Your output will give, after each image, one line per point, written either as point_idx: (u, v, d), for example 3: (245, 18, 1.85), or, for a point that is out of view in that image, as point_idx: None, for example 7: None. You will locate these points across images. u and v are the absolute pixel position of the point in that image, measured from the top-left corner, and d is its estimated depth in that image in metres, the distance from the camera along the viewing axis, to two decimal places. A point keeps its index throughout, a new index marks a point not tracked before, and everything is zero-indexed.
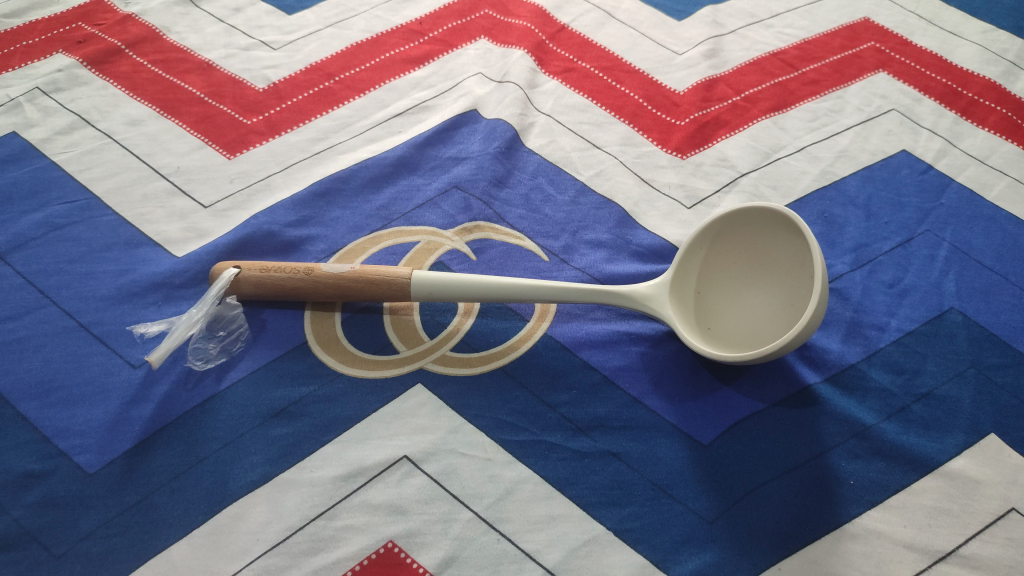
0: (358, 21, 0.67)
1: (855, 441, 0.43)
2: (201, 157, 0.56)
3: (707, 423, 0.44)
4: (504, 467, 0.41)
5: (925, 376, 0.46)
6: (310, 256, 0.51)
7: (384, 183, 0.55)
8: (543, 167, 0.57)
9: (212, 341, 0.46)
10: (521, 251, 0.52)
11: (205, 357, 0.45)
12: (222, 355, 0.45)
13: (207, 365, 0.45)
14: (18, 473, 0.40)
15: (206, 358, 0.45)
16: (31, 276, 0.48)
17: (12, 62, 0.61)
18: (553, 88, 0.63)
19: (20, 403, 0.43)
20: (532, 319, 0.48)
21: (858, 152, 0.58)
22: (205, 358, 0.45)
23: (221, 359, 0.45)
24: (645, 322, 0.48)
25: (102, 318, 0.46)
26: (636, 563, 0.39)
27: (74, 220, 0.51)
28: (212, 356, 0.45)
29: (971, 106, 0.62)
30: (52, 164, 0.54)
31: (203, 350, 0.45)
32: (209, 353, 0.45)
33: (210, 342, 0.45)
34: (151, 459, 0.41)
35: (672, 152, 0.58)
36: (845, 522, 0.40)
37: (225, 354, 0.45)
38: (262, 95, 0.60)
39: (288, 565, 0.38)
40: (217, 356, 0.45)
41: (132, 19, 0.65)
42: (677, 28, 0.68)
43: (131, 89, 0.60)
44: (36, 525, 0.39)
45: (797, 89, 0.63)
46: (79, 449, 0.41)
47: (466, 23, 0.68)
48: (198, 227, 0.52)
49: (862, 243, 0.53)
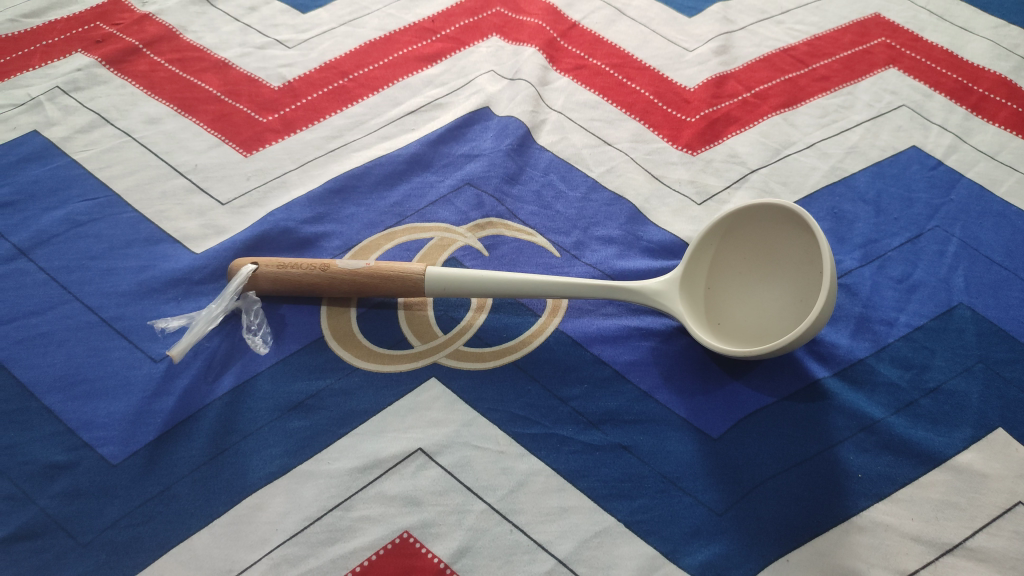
0: (370, 19, 0.68)
1: (863, 435, 0.44)
2: (218, 155, 0.56)
3: (716, 417, 0.44)
4: (517, 459, 0.42)
5: (934, 371, 0.47)
6: (326, 252, 0.51)
7: (398, 180, 0.56)
8: (554, 164, 0.58)
9: (252, 331, 0.47)
10: (533, 246, 0.52)
11: (252, 344, 0.46)
12: (263, 343, 0.46)
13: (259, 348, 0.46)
14: (44, 464, 0.41)
15: (254, 345, 0.46)
16: (54, 272, 0.49)
17: (32, 62, 0.62)
18: (564, 85, 0.64)
19: (45, 396, 0.44)
20: (544, 314, 0.49)
21: (868, 148, 0.59)
22: (253, 344, 0.46)
23: (265, 346, 0.46)
24: (655, 317, 0.49)
25: (123, 313, 0.48)
26: (647, 554, 0.39)
27: (95, 217, 0.52)
28: (256, 343, 0.46)
29: (981, 102, 0.62)
30: (73, 163, 0.55)
31: (248, 339, 0.46)
32: (252, 342, 0.46)
33: (251, 332, 0.47)
34: (172, 450, 0.42)
35: (682, 148, 0.59)
36: (853, 515, 0.41)
37: (265, 341, 0.47)
38: (277, 93, 0.61)
39: (307, 554, 0.39)
40: (262, 343, 0.46)
41: (149, 19, 0.66)
42: (687, 24, 0.69)
43: (149, 88, 0.61)
44: (62, 515, 0.40)
45: (807, 85, 0.63)
46: (103, 441, 0.42)
47: (477, 20, 0.68)
48: (216, 223, 0.53)
49: (871, 239, 0.53)
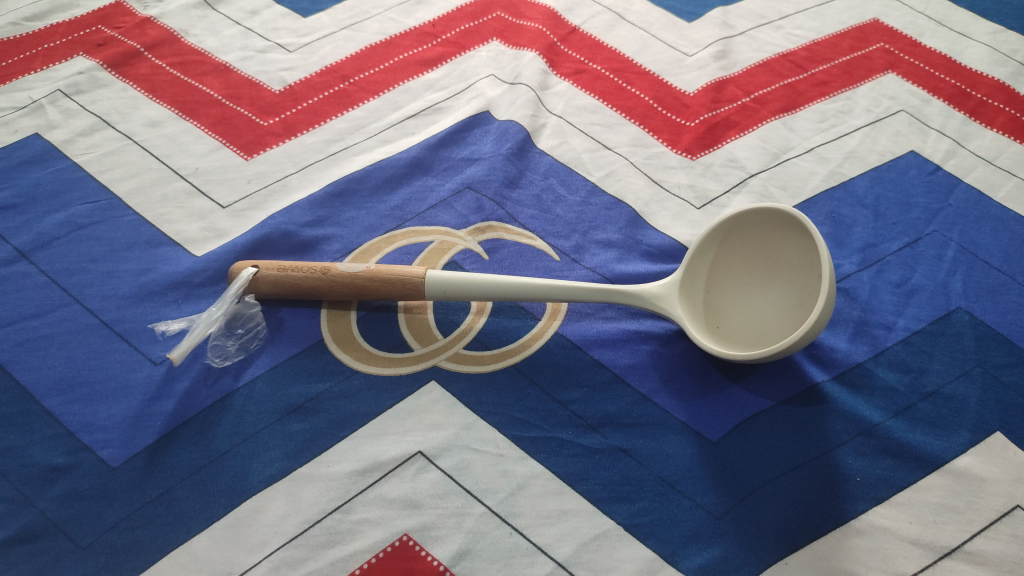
0: (371, 23, 0.68)
1: (862, 438, 0.44)
2: (219, 158, 0.57)
3: (715, 421, 0.44)
4: (516, 462, 0.42)
5: (932, 375, 0.47)
6: (326, 255, 0.51)
7: (398, 183, 0.56)
8: (554, 168, 0.58)
9: (224, 338, 0.46)
10: (532, 250, 0.52)
11: (220, 355, 0.46)
12: (238, 353, 0.46)
13: (224, 363, 0.46)
14: (44, 466, 0.41)
15: (221, 355, 0.46)
16: (55, 274, 0.49)
17: (34, 65, 0.62)
18: (564, 89, 0.64)
19: (45, 399, 0.44)
20: (544, 317, 0.49)
21: (866, 153, 0.59)
22: (223, 355, 0.46)
23: (238, 357, 0.46)
24: (654, 320, 0.49)
25: (123, 316, 0.48)
26: (646, 557, 0.39)
27: (95, 220, 0.52)
28: (226, 353, 0.46)
29: (980, 107, 0.62)
30: (74, 165, 0.55)
31: (217, 347, 0.46)
32: (224, 351, 0.46)
33: (224, 339, 0.46)
34: (172, 453, 0.42)
35: (682, 152, 0.59)
36: (852, 518, 0.41)
37: (239, 351, 0.46)
38: (278, 97, 0.61)
39: (306, 557, 0.39)
40: (231, 354, 0.46)
41: (151, 22, 0.66)
42: (687, 29, 0.69)
43: (150, 91, 0.61)
44: (62, 517, 0.40)
45: (806, 90, 0.63)
46: (102, 443, 0.42)
47: (478, 24, 0.69)
48: (216, 227, 0.53)
49: (870, 243, 0.53)
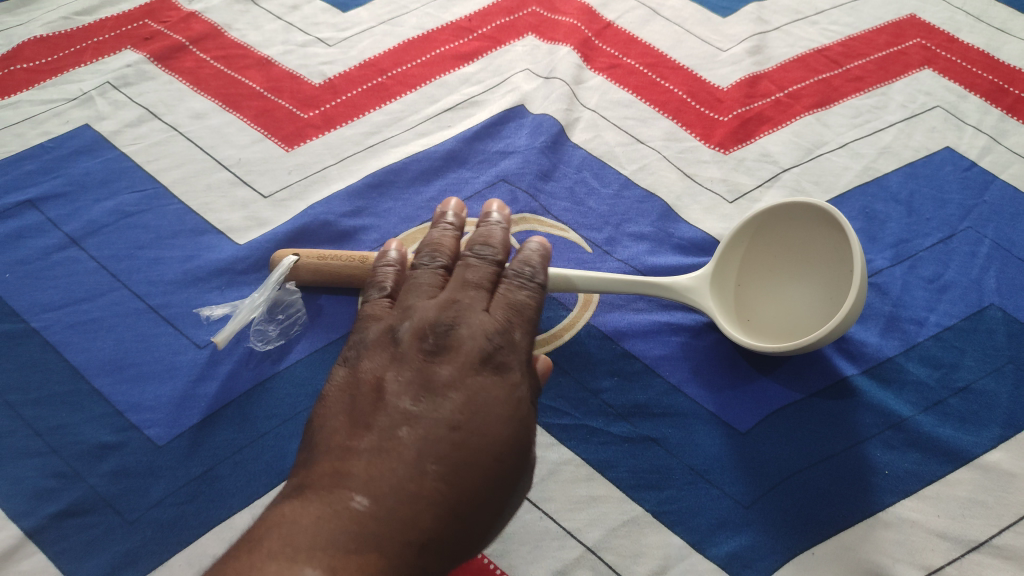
0: (409, 18, 0.69)
1: (891, 432, 0.44)
2: (260, 150, 0.58)
3: (745, 412, 0.45)
4: (547, 448, 0.43)
5: (963, 371, 0.47)
6: (364, 245, 0.53)
7: (434, 176, 0.57)
8: (587, 161, 0.59)
9: (269, 321, 0.48)
10: (565, 242, 0.53)
11: (260, 338, 0.47)
12: (276, 338, 0.48)
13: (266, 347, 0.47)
14: (94, 443, 0.43)
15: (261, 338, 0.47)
16: (104, 260, 0.51)
17: (84, 58, 0.64)
18: (598, 84, 0.65)
19: (95, 379, 0.46)
20: (575, 308, 0.50)
21: (901, 149, 0.59)
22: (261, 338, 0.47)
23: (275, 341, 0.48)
24: (685, 313, 0.50)
25: (169, 301, 0.49)
26: (673, 543, 0.40)
27: (143, 208, 0.54)
28: (267, 337, 0.48)
29: (1017, 103, 0.62)
30: (122, 156, 0.57)
31: (258, 330, 0.48)
32: (263, 333, 0.48)
33: (267, 323, 0.48)
34: (215, 433, 0.44)
35: (715, 147, 0.59)
36: (880, 511, 0.42)
37: (279, 336, 0.48)
38: (318, 90, 0.62)
39: None
40: (271, 338, 0.48)
41: (195, 17, 0.68)
42: (722, 24, 0.69)
43: (195, 84, 0.63)
44: (111, 492, 0.42)
45: (841, 86, 0.63)
46: (150, 422, 0.44)
47: (513, 19, 0.70)
48: (258, 216, 0.55)
49: (903, 239, 0.53)
